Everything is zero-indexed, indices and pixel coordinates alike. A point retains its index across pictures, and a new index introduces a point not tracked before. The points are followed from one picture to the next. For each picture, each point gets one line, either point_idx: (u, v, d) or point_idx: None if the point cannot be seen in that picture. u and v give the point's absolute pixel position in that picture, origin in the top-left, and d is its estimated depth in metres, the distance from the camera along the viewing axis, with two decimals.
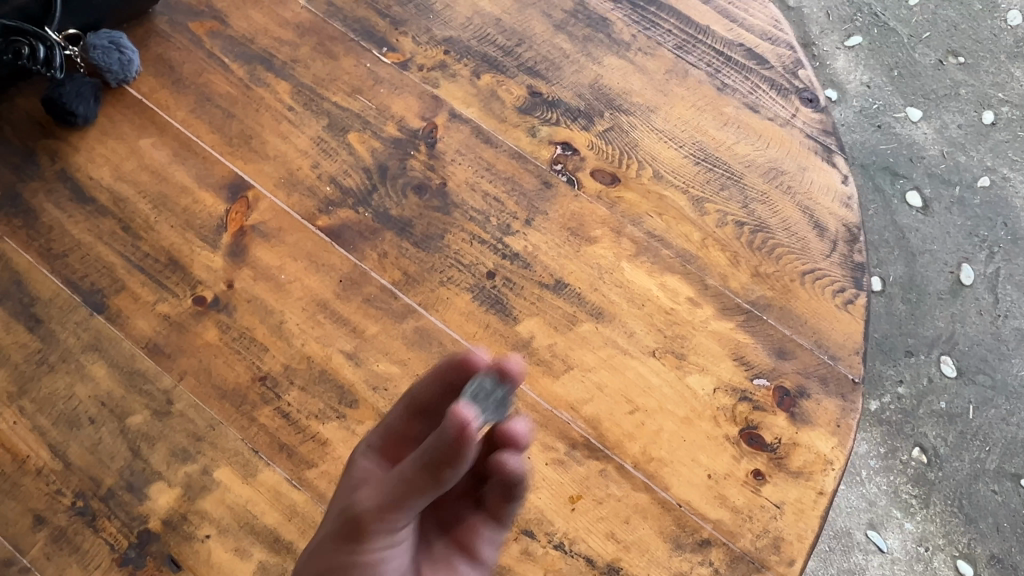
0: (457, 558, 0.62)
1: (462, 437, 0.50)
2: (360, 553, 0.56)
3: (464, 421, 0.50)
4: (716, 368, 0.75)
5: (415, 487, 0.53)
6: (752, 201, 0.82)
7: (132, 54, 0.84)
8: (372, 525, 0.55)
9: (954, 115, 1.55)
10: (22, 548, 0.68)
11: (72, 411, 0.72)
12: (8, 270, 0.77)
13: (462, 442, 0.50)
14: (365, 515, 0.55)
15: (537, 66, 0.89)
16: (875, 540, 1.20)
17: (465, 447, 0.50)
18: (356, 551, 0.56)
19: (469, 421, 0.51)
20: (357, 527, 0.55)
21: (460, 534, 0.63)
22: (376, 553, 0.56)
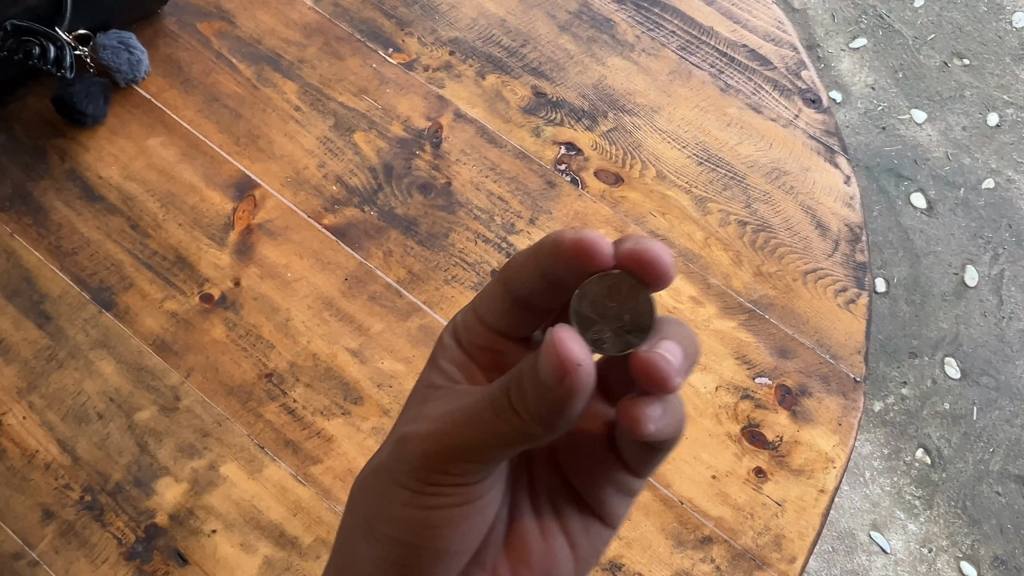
0: (569, 509, 0.62)
1: (569, 381, 0.45)
2: (433, 512, 0.54)
3: (571, 359, 0.45)
4: (718, 366, 0.76)
5: (499, 437, 0.49)
6: (754, 201, 0.83)
7: (141, 54, 0.86)
8: (449, 476, 0.53)
9: (958, 117, 1.55)
10: (31, 542, 0.69)
11: (81, 407, 0.73)
12: (18, 267, 0.78)
13: (572, 394, 0.45)
14: (436, 457, 0.52)
15: (542, 67, 0.90)
16: (878, 541, 1.19)
17: (575, 396, 0.46)
18: (430, 508, 0.54)
19: (575, 362, 0.45)
20: (431, 473, 0.53)
21: (578, 486, 0.62)
22: (456, 509, 0.54)
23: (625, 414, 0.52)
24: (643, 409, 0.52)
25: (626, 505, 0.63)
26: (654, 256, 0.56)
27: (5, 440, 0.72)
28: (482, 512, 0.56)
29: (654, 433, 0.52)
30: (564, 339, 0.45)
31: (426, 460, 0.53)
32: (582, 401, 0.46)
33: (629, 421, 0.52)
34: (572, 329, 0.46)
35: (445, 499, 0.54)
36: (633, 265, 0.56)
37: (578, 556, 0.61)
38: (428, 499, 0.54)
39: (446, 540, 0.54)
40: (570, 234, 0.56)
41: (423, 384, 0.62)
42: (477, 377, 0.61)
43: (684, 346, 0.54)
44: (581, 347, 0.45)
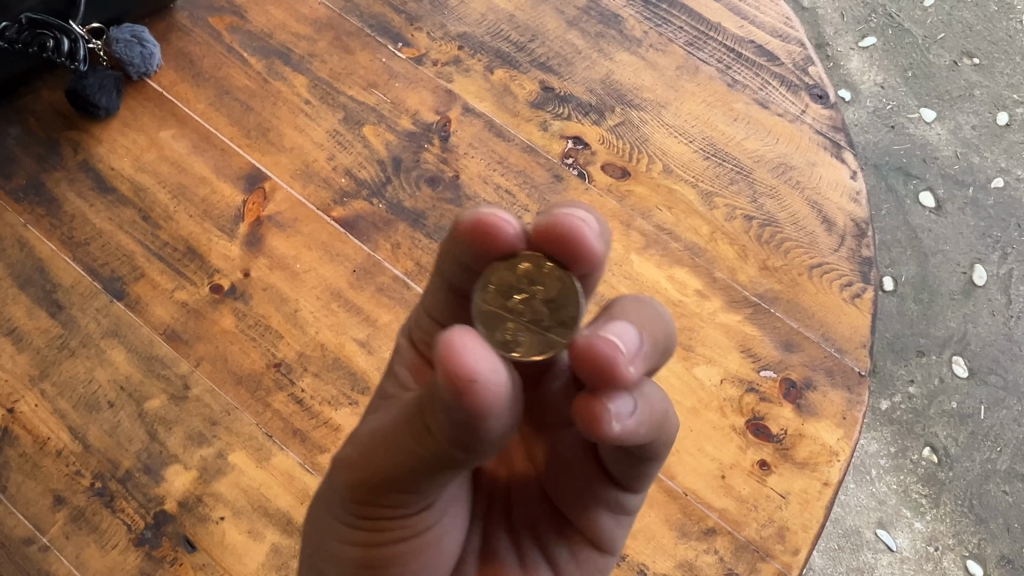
0: (548, 532, 0.58)
1: (470, 399, 0.40)
2: (373, 550, 0.51)
3: (463, 373, 0.40)
4: (723, 359, 0.76)
5: (422, 464, 0.45)
6: (761, 195, 0.83)
7: (153, 47, 0.86)
8: (383, 509, 0.49)
9: (968, 116, 1.55)
10: (42, 527, 0.70)
11: (92, 395, 0.74)
12: (32, 257, 0.79)
13: (476, 414, 0.41)
14: (366, 489, 0.49)
15: (550, 62, 0.91)
16: (884, 539, 1.19)
17: (483, 416, 0.41)
18: (369, 546, 0.51)
19: (469, 377, 0.40)
20: (366, 506, 0.49)
21: (562, 506, 0.58)
22: (400, 544, 0.50)
23: (583, 411, 0.45)
24: (602, 405, 0.46)
25: (619, 524, 0.59)
26: (573, 230, 0.51)
27: (18, 427, 0.73)
28: (436, 545, 0.52)
29: (615, 433, 0.46)
30: (457, 351, 0.40)
31: (355, 490, 0.49)
32: (498, 420, 0.42)
33: (587, 419, 0.45)
34: (477, 339, 0.42)
35: (384, 535, 0.50)
36: (549, 243, 0.52)
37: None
38: (368, 534, 0.51)
39: None
40: (467, 214, 0.53)
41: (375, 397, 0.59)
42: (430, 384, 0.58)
43: (642, 330, 0.49)
44: (478, 359, 0.40)
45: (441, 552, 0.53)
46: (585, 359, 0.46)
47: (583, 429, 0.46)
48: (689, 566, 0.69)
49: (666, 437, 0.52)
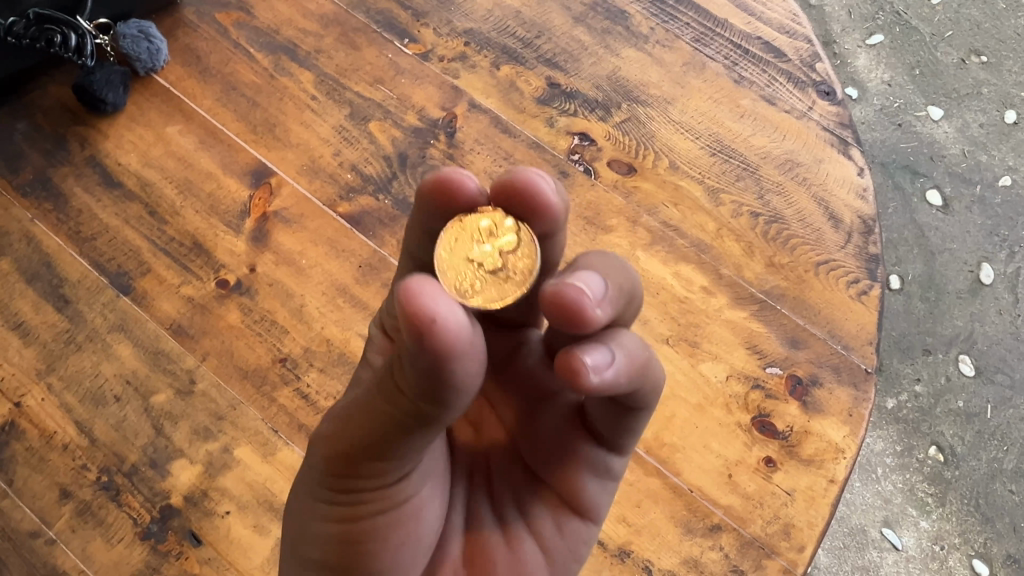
0: (537, 503, 0.58)
1: (428, 339, 0.40)
2: (352, 525, 0.50)
3: (422, 313, 0.40)
4: (729, 356, 0.76)
5: (395, 426, 0.45)
6: (768, 192, 0.83)
7: (160, 43, 0.86)
8: (359, 481, 0.49)
9: (975, 114, 1.54)
10: (48, 521, 0.70)
11: (98, 389, 0.75)
12: (39, 252, 0.79)
13: (440, 357, 0.40)
14: (343, 463, 0.48)
15: (556, 58, 0.91)
16: (890, 538, 1.19)
17: (448, 359, 0.41)
18: (348, 521, 0.50)
19: (429, 317, 0.40)
20: (343, 480, 0.49)
21: (548, 476, 0.58)
22: (380, 518, 0.50)
23: (561, 364, 0.46)
24: (579, 358, 0.46)
25: (607, 492, 0.59)
26: (530, 186, 0.53)
27: (24, 421, 0.73)
28: (416, 517, 0.52)
29: (597, 385, 0.46)
30: (415, 294, 0.40)
31: (330, 464, 0.49)
32: (464, 363, 0.41)
33: (566, 371, 0.46)
34: (437, 284, 0.42)
35: (363, 508, 0.50)
36: (507, 198, 0.53)
37: (553, 559, 0.57)
38: (346, 510, 0.50)
39: (376, 554, 0.51)
40: (430, 175, 0.54)
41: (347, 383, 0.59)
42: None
43: (608, 281, 0.50)
44: (439, 300, 0.40)
45: (422, 526, 0.53)
46: (556, 311, 0.47)
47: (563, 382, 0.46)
48: (694, 562, 0.69)
49: (654, 386, 0.52)
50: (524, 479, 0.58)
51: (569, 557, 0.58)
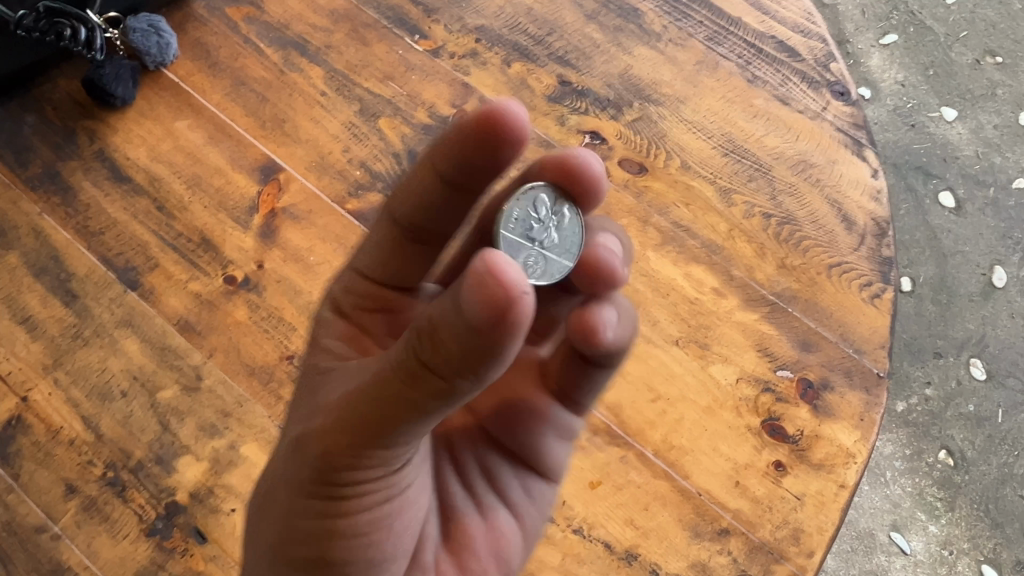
0: (503, 470, 0.60)
1: (510, 314, 0.38)
2: (342, 519, 0.49)
3: (505, 290, 0.38)
4: (739, 358, 0.75)
5: (414, 413, 0.43)
6: (780, 193, 0.82)
7: (170, 37, 0.86)
8: (357, 475, 0.47)
9: (990, 115, 1.52)
10: (53, 515, 0.70)
11: (105, 384, 0.74)
12: (47, 245, 0.79)
13: (505, 326, 0.38)
14: (337, 453, 0.46)
15: (568, 56, 0.90)
16: (898, 541, 1.18)
17: (509, 336, 0.39)
18: (337, 515, 0.48)
19: (514, 291, 0.38)
20: (340, 472, 0.47)
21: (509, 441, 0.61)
22: (378, 509, 0.49)
23: (583, 320, 0.56)
24: (599, 316, 0.56)
25: (564, 452, 0.63)
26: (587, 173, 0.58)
27: (30, 415, 0.73)
28: (409, 504, 0.52)
29: (612, 338, 0.57)
30: (495, 264, 0.38)
31: (327, 458, 0.47)
32: (520, 340, 0.39)
33: (585, 327, 0.56)
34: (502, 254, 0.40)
35: (361, 502, 0.48)
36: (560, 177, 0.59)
37: (524, 523, 0.60)
38: (338, 503, 0.48)
39: (374, 547, 0.50)
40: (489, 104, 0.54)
41: (309, 371, 0.56)
42: (358, 337, 0.59)
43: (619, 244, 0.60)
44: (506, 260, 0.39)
45: (414, 512, 0.52)
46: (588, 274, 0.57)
47: (582, 337, 0.56)
48: (702, 566, 0.68)
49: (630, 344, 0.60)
50: (488, 448, 0.60)
51: (537, 520, 0.62)
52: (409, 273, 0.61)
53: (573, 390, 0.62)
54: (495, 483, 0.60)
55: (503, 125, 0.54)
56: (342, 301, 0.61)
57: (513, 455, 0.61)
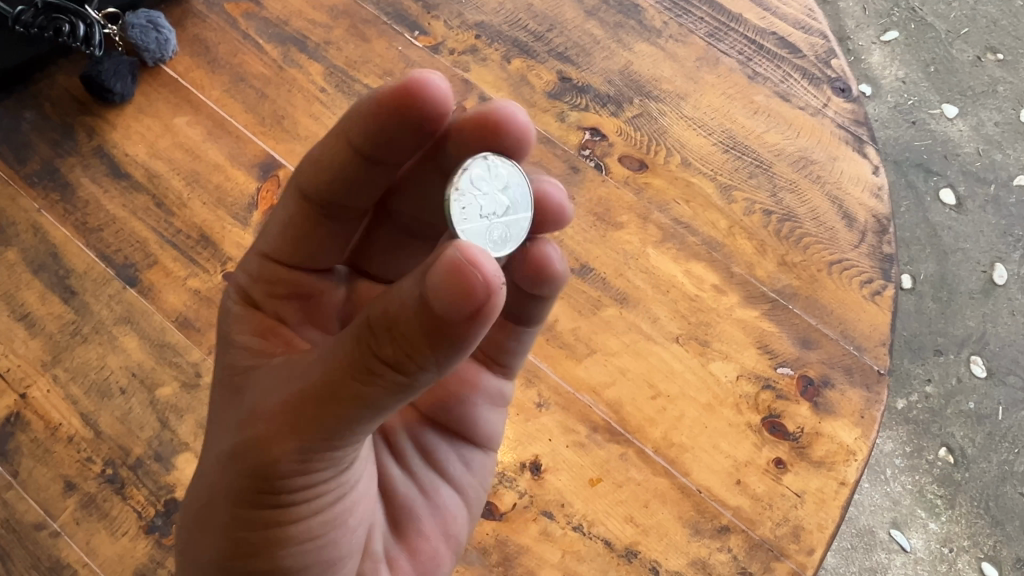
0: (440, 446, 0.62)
1: (488, 305, 0.39)
2: (290, 525, 0.48)
3: (482, 281, 0.38)
4: (739, 356, 0.75)
5: (364, 412, 0.43)
6: (781, 189, 0.82)
7: (169, 33, 0.86)
8: (309, 476, 0.47)
9: (991, 112, 1.52)
10: (53, 513, 0.70)
11: (103, 381, 0.74)
12: (45, 242, 0.79)
13: (479, 317, 0.39)
14: (285, 458, 0.45)
15: (568, 52, 0.90)
16: (898, 539, 1.18)
17: (478, 327, 0.39)
18: (284, 523, 0.48)
19: (490, 281, 0.38)
20: (293, 477, 0.46)
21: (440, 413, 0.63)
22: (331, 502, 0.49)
23: (534, 256, 0.58)
24: (547, 250, 0.58)
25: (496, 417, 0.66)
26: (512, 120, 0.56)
27: (29, 412, 0.73)
28: (357, 493, 0.52)
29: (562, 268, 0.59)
30: (465, 259, 0.38)
31: (276, 466, 0.46)
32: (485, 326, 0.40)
33: (536, 262, 0.58)
34: (472, 244, 0.40)
35: (314, 501, 0.48)
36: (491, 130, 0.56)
37: (467, 497, 0.63)
38: (292, 506, 0.48)
39: (333, 541, 0.50)
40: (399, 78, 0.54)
41: (231, 374, 0.54)
42: (274, 327, 0.57)
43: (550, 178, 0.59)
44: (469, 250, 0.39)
45: (362, 499, 0.53)
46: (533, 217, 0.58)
47: (534, 273, 0.58)
48: (702, 564, 0.68)
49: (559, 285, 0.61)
50: (422, 425, 0.62)
51: (480, 490, 0.64)
52: (324, 254, 0.61)
53: (497, 354, 0.65)
54: (434, 461, 0.61)
55: (423, 98, 0.54)
56: (252, 291, 0.60)
57: (446, 429, 0.63)
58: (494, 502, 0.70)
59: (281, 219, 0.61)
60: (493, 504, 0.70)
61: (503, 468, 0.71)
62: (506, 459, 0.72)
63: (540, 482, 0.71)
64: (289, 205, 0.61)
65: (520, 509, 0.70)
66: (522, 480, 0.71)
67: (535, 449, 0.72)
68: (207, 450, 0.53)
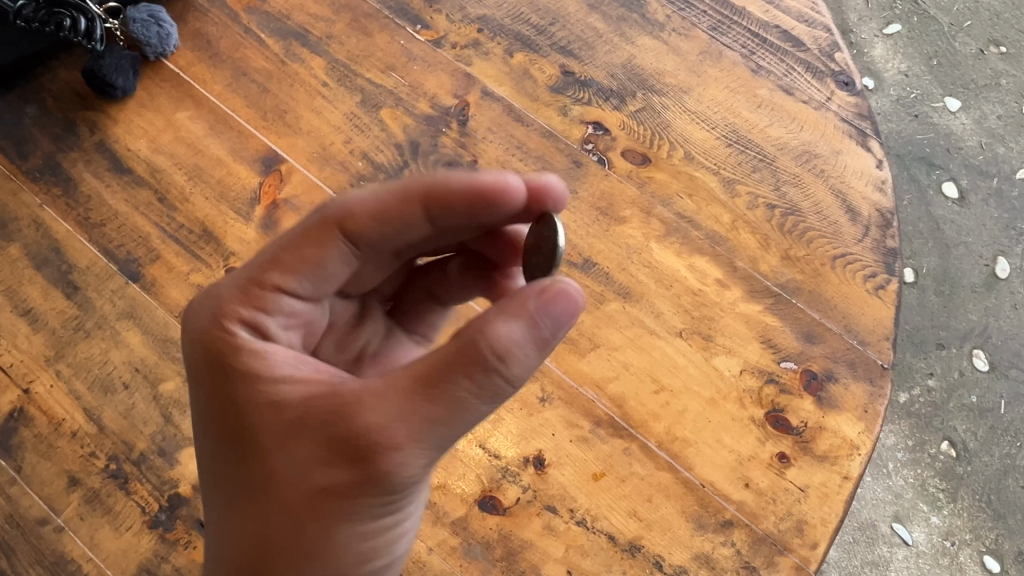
0: None
1: (572, 320, 0.50)
2: (389, 520, 0.52)
3: (576, 307, 0.50)
4: (742, 350, 0.75)
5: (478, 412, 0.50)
6: (784, 183, 0.81)
7: (170, 27, 0.85)
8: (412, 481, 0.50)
9: (993, 105, 1.52)
10: (57, 508, 0.70)
11: (107, 376, 0.74)
12: (48, 237, 0.79)
13: (572, 318, 0.50)
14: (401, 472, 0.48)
15: (570, 45, 0.89)
16: (900, 532, 1.18)
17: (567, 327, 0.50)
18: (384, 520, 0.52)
19: (579, 310, 0.50)
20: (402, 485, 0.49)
21: None
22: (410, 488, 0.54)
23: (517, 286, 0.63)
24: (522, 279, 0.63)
25: None
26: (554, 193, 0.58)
27: (33, 407, 0.73)
28: None
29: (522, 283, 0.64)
30: (572, 294, 0.50)
31: (394, 482, 0.48)
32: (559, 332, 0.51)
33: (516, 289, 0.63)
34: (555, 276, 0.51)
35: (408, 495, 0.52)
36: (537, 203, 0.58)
37: None
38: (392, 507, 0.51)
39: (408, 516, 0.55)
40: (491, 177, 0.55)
41: (273, 413, 0.50)
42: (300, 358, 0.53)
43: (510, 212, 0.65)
44: (564, 279, 0.51)
45: None
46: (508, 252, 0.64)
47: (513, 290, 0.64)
48: (705, 558, 0.68)
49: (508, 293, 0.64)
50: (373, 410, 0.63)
51: None
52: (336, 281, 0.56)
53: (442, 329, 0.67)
54: None
55: (505, 200, 0.56)
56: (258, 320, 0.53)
57: None
58: (498, 497, 0.70)
59: (314, 253, 0.54)
60: (496, 499, 0.70)
61: (507, 463, 0.72)
62: (509, 454, 0.72)
63: (544, 477, 0.71)
64: (309, 227, 0.54)
65: (523, 504, 0.70)
66: (525, 474, 0.71)
67: (539, 443, 0.72)
68: (275, 491, 0.50)
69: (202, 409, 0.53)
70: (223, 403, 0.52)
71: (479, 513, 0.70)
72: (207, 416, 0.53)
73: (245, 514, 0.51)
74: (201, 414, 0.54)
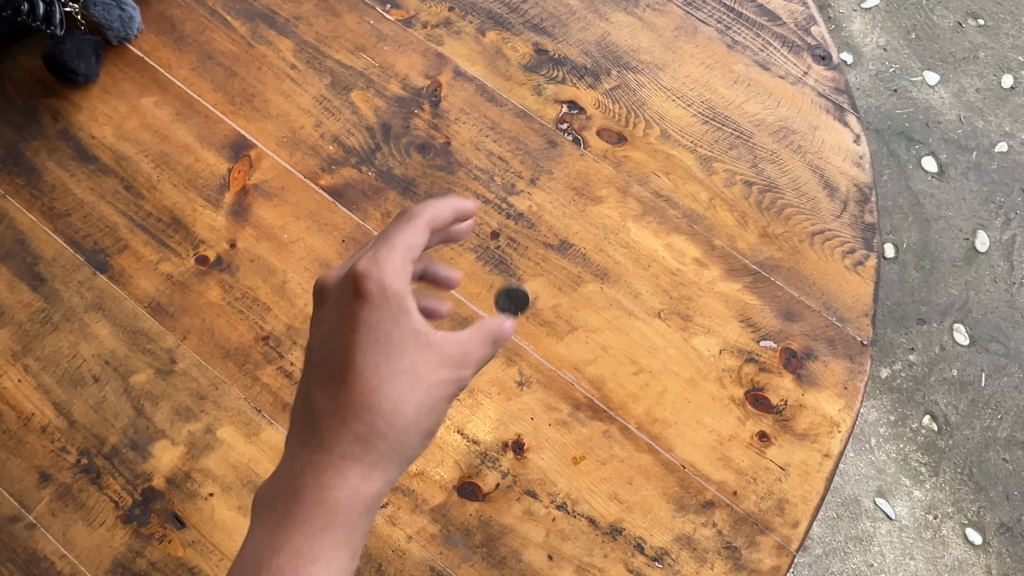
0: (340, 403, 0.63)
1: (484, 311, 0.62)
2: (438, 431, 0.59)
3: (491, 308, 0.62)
4: (722, 329, 0.74)
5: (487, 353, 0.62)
6: (762, 159, 0.80)
7: (133, 10, 0.83)
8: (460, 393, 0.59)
9: (972, 78, 1.50)
10: (27, 504, 0.69)
11: (76, 369, 0.73)
12: (12, 229, 0.77)
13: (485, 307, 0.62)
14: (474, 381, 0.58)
15: (543, 23, 0.87)
16: (883, 507, 1.21)
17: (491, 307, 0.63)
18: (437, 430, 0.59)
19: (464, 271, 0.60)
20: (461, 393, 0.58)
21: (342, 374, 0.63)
22: None
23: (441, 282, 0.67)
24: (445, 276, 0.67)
25: None
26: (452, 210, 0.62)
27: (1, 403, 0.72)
28: None
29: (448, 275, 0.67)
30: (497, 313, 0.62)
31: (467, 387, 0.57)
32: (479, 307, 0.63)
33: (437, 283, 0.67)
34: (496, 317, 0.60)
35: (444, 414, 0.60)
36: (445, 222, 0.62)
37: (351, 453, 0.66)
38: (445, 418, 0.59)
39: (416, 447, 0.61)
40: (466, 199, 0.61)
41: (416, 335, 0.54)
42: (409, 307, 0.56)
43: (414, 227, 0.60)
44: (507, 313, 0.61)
45: None
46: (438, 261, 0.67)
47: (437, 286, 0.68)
48: (687, 539, 0.68)
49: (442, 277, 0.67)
50: None
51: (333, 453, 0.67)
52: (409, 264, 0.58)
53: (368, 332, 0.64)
54: None
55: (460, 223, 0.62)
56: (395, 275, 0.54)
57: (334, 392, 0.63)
58: (476, 483, 0.70)
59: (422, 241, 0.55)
60: (476, 485, 0.70)
61: (486, 449, 0.71)
62: (488, 439, 0.71)
63: (523, 462, 0.70)
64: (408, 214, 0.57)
65: (503, 489, 0.69)
66: (505, 459, 0.70)
67: (517, 428, 0.71)
68: (413, 388, 0.53)
69: (348, 327, 0.53)
70: (379, 323, 0.52)
71: (459, 499, 0.69)
72: (354, 333, 0.53)
73: (379, 406, 0.53)
74: (345, 331, 0.53)
